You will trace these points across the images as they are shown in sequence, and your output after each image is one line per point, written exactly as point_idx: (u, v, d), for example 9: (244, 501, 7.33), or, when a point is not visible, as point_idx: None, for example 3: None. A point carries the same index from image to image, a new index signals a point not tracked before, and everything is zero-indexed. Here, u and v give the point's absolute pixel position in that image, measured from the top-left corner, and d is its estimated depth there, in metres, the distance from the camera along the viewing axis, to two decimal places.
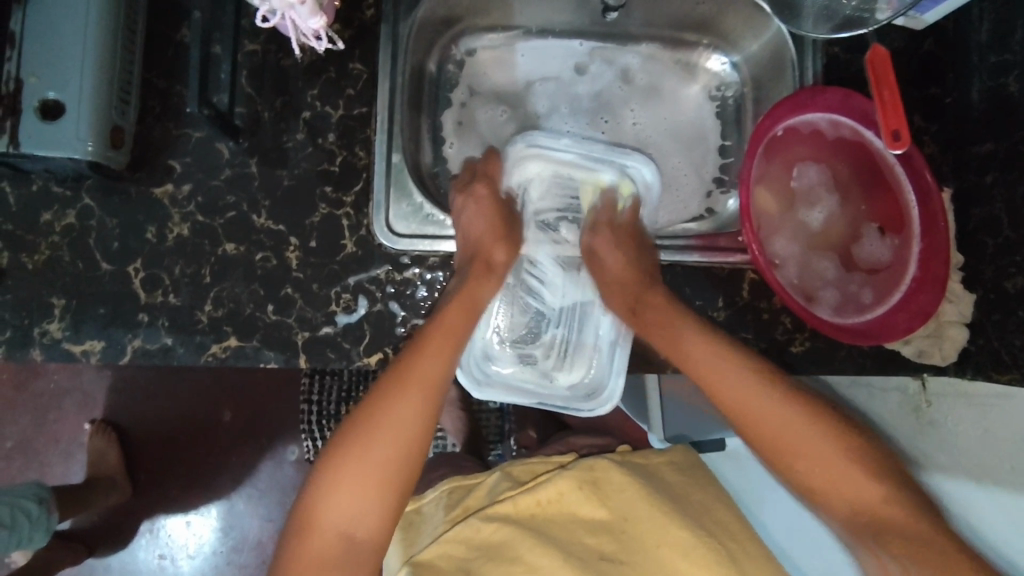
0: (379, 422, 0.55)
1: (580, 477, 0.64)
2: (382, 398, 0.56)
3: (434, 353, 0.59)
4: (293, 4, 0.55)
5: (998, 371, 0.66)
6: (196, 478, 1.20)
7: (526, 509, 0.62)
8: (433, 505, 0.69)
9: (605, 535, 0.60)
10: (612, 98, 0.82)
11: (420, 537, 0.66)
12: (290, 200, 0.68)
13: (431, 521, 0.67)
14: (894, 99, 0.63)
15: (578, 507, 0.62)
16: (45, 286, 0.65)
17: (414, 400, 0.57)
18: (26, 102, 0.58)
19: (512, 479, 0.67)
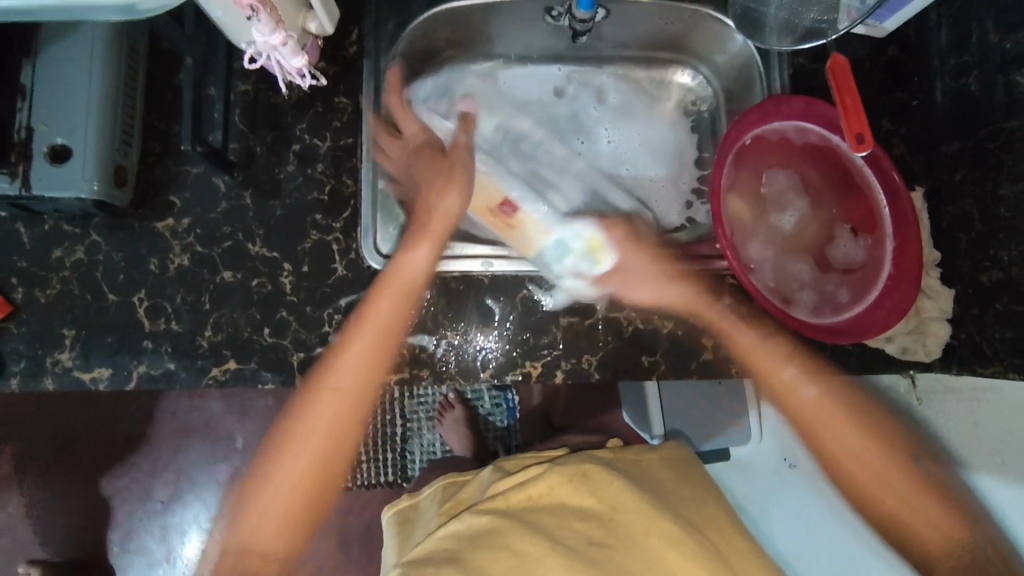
0: (296, 435, 0.68)
1: (570, 472, 0.67)
2: (295, 429, 0.68)
3: (351, 356, 0.66)
4: (276, 46, 0.60)
5: (980, 365, 0.67)
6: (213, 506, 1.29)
7: (517, 502, 0.66)
8: (429, 500, 0.78)
9: (593, 521, 0.64)
10: (589, 117, 0.85)
11: (417, 531, 0.75)
12: (284, 228, 0.71)
13: (427, 513, 0.75)
14: (855, 103, 0.65)
15: (569, 499, 0.66)
16: (56, 318, 0.69)
17: (313, 417, 0.67)
18: (36, 148, 0.63)
19: (502, 472, 0.73)
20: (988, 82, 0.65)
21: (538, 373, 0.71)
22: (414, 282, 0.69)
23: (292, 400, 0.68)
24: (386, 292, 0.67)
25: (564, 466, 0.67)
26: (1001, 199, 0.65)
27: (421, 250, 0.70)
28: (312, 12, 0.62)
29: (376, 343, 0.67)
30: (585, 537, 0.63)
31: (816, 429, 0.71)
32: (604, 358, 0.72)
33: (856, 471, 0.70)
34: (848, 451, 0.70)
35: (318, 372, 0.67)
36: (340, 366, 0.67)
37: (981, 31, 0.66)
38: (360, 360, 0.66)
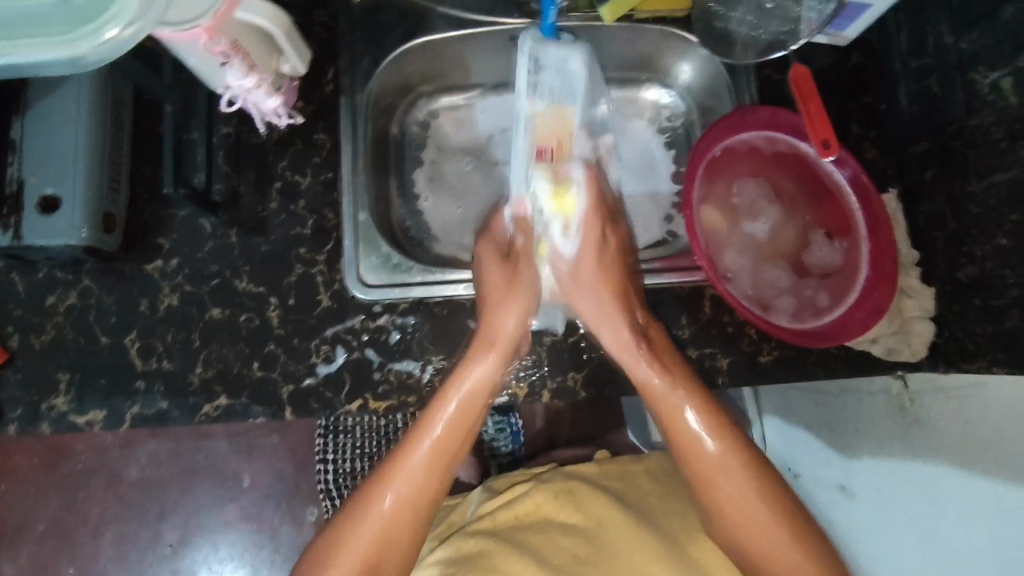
0: (346, 540, 0.62)
1: (555, 489, 0.78)
2: (356, 517, 0.63)
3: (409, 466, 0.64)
4: (251, 89, 0.62)
5: (967, 361, 0.66)
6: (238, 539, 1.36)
7: (505, 521, 0.76)
8: (426, 523, 0.89)
9: (579, 537, 0.73)
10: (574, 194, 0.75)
11: None
12: (268, 264, 0.73)
13: (426, 535, 0.86)
14: (818, 111, 0.67)
15: (554, 513, 0.76)
16: (51, 363, 0.70)
17: (379, 510, 0.63)
18: (27, 200, 0.65)
19: (492, 491, 0.85)
20: (948, 82, 0.66)
21: (525, 394, 0.71)
22: (483, 393, 0.65)
23: (352, 505, 0.64)
24: (447, 407, 0.65)
25: (549, 486, 0.79)
26: (970, 195, 0.65)
27: (512, 313, 0.66)
28: (284, 55, 0.65)
29: (437, 451, 0.64)
30: (573, 556, 0.70)
31: (719, 465, 0.65)
32: (589, 375, 0.72)
33: (736, 519, 0.64)
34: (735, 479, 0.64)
35: (376, 477, 0.64)
36: (386, 487, 0.63)
37: (937, 33, 0.67)
38: (425, 462, 0.64)
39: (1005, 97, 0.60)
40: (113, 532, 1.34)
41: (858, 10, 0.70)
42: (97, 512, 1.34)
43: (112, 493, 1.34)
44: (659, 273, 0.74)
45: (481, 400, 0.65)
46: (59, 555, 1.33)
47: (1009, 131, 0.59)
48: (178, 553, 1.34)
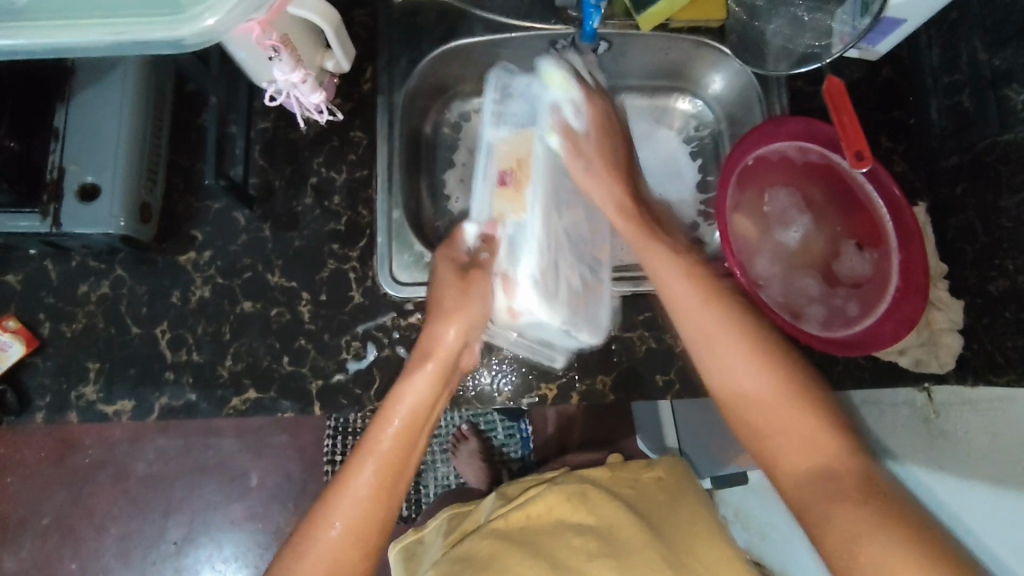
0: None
1: (567, 492, 0.78)
2: (297, 555, 0.55)
3: (356, 489, 0.56)
4: (296, 84, 0.63)
5: (996, 374, 0.67)
6: (241, 540, 1.35)
7: (517, 522, 0.76)
8: (433, 532, 0.87)
9: (592, 538, 0.73)
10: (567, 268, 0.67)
11: (421, 562, 0.84)
12: (301, 259, 0.73)
13: (433, 540, 0.85)
14: (853, 124, 0.68)
15: (567, 515, 0.76)
16: (80, 351, 0.70)
17: (324, 547, 0.55)
18: (67, 187, 0.66)
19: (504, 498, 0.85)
20: (981, 98, 0.67)
21: (554, 396, 0.71)
22: (423, 415, 0.59)
23: (291, 539, 0.56)
24: (393, 425, 0.58)
25: (562, 488, 0.78)
26: (1002, 209, 0.66)
27: (454, 328, 0.61)
28: (329, 52, 0.65)
29: (381, 476, 0.57)
30: (585, 551, 0.71)
31: (764, 420, 0.56)
32: (618, 378, 0.72)
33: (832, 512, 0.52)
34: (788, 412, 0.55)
35: (316, 512, 0.56)
36: (337, 511, 0.55)
37: (971, 50, 0.68)
38: (370, 488, 0.56)
39: None
40: (118, 528, 1.33)
41: (891, 26, 0.71)
42: (103, 508, 1.33)
43: (119, 488, 1.33)
44: None
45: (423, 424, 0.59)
46: (63, 550, 1.32)
47: None
48: (182, 551, 1.33)
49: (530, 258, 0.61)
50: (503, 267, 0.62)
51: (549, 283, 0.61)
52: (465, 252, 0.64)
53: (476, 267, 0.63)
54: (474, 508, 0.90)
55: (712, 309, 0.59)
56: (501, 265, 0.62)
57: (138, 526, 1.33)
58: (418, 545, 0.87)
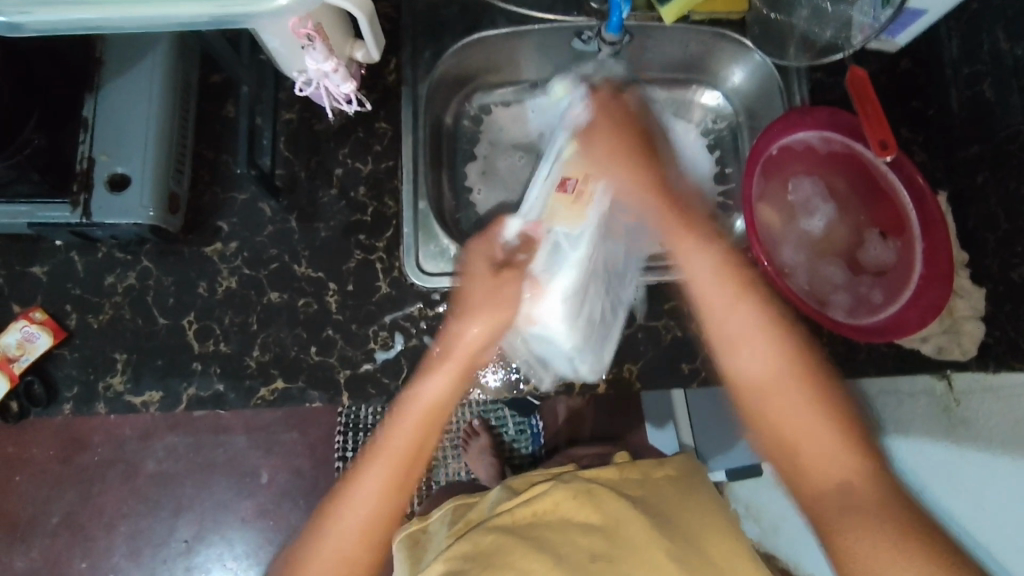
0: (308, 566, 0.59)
1: (575, 489, 0.77)
2: (313, 540, 0.60)
3: (368, 483, 0.59)
4: (327, 73, 0.63)
5: (1019, 360, 0.67)
6: (252, 537, 1.35)
7: (524, 519, 0.77)
8: (437, 523, 0.88)
9: (596, 534, 0.73)
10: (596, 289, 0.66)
11: (425, 553, 0.85)
12: (327, 249, 0.74)
13: (439, 533, 0.86)
14: (878, 113, 0.69)
15: (572, 512, 0.76)
16: (107, 342, 0.70)
17: (334, 533, 0.59)
18: (97, 176, 0.66)
19: (511, 489, 0.85)
20: (1003, 87, 0.68)
21: (580, 387, 0.71)
22: (434, 410, 0.61)
23: (310, 524, 0.61)
24: (405, 421, 0.60)
25: (569, 485, 0.78)
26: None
27: (475, 325, 0.62)
28: (359, 42, 0.65)
29: (388, 482, 0.60)
30: (589, 552, 0.71)
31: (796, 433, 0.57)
32: (644, 366, 0.73)
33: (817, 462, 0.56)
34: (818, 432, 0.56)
35: (332, 498, 0.61)
36: (354, 504, 0.59)
37: (994, 40, 0.69)
38: (377, 486, 0.59)
39: None
40: (128, 526, 1.32)
41: (914, 16, 0.72)
42: (112, 507, 1.32)
43: (129, 487, 1.33)
44: None
45: (435, 425, 0.61)
46: (73, 549, 1.31)
47: None
48: (192, 549, 1.34)
49: (565, 276, 0.63)
50: (538, 272, 0.63)
51: (581, 307, 0.64)
52: (501, 250, 0.65)
53: (511, 265, 0.64)
54: (478, 499, 0.90)
55: (746, 299, 0.60)
56: (540, 269, 0.63)
57: (149, 524, 1.33)
58: (425, 538, 0.88)
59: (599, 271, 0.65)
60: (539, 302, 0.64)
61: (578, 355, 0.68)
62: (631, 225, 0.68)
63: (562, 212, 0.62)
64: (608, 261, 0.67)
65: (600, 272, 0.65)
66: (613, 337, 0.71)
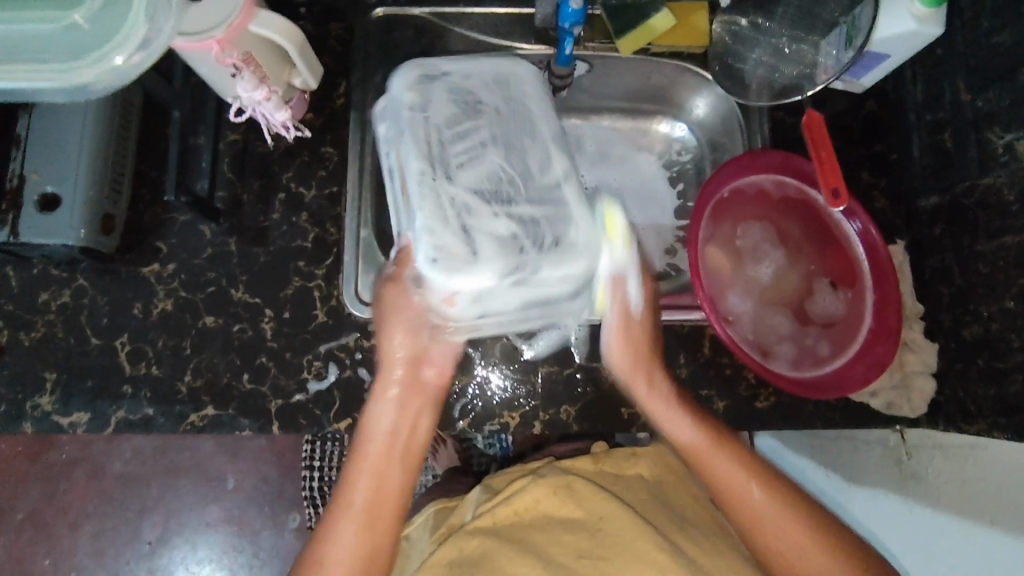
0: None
1: (554, 484, 0.76)
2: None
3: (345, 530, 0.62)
4: (260, 101, 0.62)
5: (967, 422, 0.65)
6: (214, 542, 1.34)
7: (505, 518, 0.74)
8: (421, 528, 0.87)
9: (581, 533, 0.71)
10: (496, 220, 0.58)
11: (410, 561, 0.84)
12: (266, 274, 0.72)
13: (421, 536, 0.85)
14: (831, 158, 0.67)
15: (554, 510, 0.74)
16: (38, 361, 0.70)
17: None
18: (27, 195, 0.65)
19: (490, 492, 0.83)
20: (961, 138, 0.65)
21: (517, 425, 0.70)
22: (394, 433, 0.64)
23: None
24: (363, 457, 0.64)
25: (548, 481, 0.76)
26: (978, 254, 0.64)
27: (399, 344, 0.63)
28: (296, 68, 0.64)
29: (362, 525, 0.63)
30: (576, 551, 0.69)
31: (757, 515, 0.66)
32: (582, 410, 0.71)
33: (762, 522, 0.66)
34: (774, 524, 0.66)
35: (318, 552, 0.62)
36: (337, 539, 0.62)
37: (955, 89, 0.66)
38: (352, 525, 0.62)
39: (1020, 159, 0.58)
40: (91, 527, 1.32)
41: (876, 60, 0.69)
42: (77, 506, 1.32)
43: (94, 487, 1.33)
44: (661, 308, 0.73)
45: (410, 449, 0.65)
46: (36, 546, 1.31)
47: (1022, 194, 0.58)
48: (156, 552, 1.33)
49: (421, 243, 0.56)
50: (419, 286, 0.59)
51: (466, 248, 0.56)
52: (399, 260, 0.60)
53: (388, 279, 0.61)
54: (459, 502, 0.89)
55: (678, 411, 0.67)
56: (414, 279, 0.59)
57: (111, 525, 1.32)
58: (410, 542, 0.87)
59: (452, 211, 0.57)
60: (449, 286, 0.56)
61: (519, 274, 0.57)
62: (454, 145, 0.60)
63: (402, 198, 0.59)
64: (453, 192, 0.57)
65: (465, 208, 0.57)
66: (569, 238, 0.59)
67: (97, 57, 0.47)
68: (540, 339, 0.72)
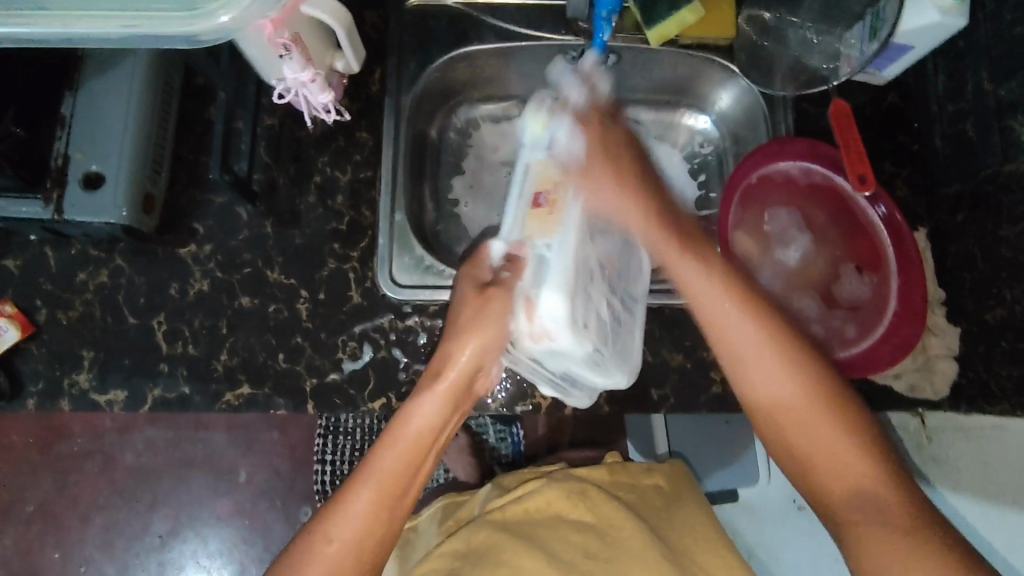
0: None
1: (569, 489, 0.77)
2: (298, 566, 0.56)
3: (359, 503, 0.57)
4: (305, 83, 0.64)
5: (989, 403, 0.66)
6: (225, 536, 1.33)
7: (514, 515, 0.75)
8: (428, 521, 0.88)
9: (590, 533, 0.73)
10: (594, 287, 0.64)
11: (415, 551, 0.85)
12: (303, 255, 0.73)
13: (429, 531, 0.86)
14: (858, 146, 0.69)
15: (565, 511, 0.75)
16: (75, 339, 0.70)
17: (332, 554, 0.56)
18: (72, 174, 0.66)
19: (500, 489, 0.84)
20: (984, 127, 0.67)
21: (549, 405, 0.71)
22: (432, 430, 0.60)
23: (292, 549, 0.58)
24: (396, 442, 0.59)
25: (563, 485, 0.77)
26: (1002, 239, 0.66)
27: (467, 347, 0.60)
28: (339, 52, 0.66)
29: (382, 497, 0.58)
30: (581, 549, 0.71)
31: (821, 464, 0.58)
32: (613, 391, 0.72)
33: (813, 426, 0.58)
34: (831, 439, 0.57)
35: (322, 521, 0.58)
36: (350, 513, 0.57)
37: (977, 79, 0.68)
38: (368, 503, 0.57)
39: None
40: (102, 519, 1.32)
41: (900, 51, 0.71)
42: (89, 497, 1.32)
43: (106, 478, 1.32)
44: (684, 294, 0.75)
45: (435, 436, 0.60)
46: (47, 538, 1.31)
47: None
48: (167, 544, 1.32)
49: (552, 291, 0.60)
50: (525, 289, 0.61)
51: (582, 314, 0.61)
52: (488, 271, 0.63)
53: (496, 285, 0.62)
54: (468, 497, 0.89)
55: (745, 313, 0.61)
56: (524, 288, 0.61)
57: (122, 517, 1.32)
58: (415, 534, 0.87)
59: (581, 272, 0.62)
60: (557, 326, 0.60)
61: (593, 357, 0.63)
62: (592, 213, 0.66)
63: (528, 234, 0.64)
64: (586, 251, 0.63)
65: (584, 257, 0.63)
66: (626, 342, 0.67)
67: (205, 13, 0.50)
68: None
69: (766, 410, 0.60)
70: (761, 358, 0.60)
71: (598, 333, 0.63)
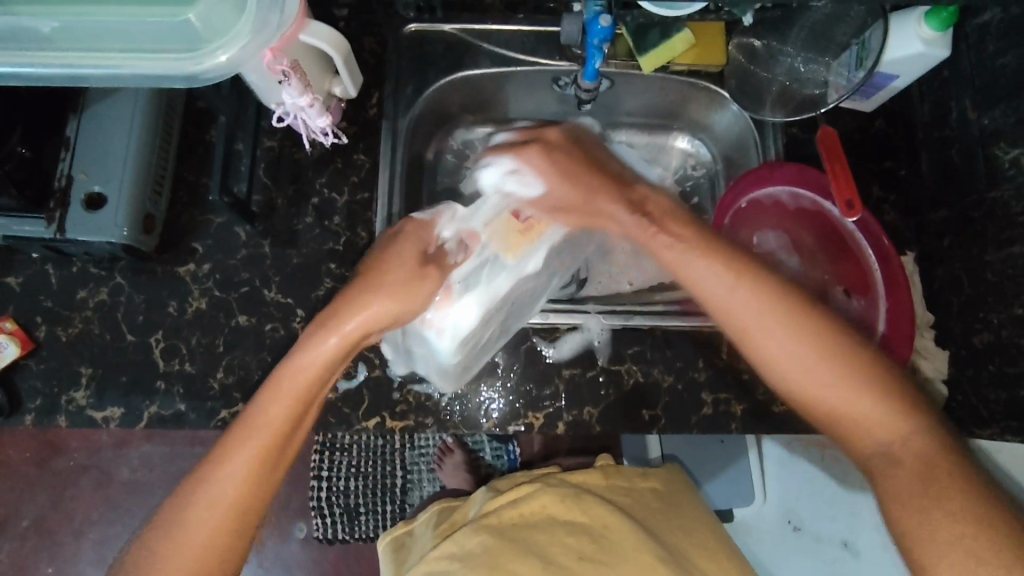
0: (158, 561, 0.54)
1: (562, 492, 0.76)
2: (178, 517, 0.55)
3: (240, 456, 0.56)
4: (303, 107, 0.65)
5: (978, 427, 0.67)
6: None
7: (509, 519, 0.75)
8: (424, 527, 0.88)
9: (584, 536, 0.72)
10: (489, 309, 0.67)
11: (408, 555, 0.85)
12: (300, 274, 0.75)
13: (424, 535, 0.85)
14: (846, 171, 0.70)
15: (560, 514, 0.74)
16: (74, 356, 0.71)
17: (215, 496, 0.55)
18: (74, 195, 0.68)
19: (494, 492, 0.84)
20: (968, 154, 0.69)
21: (541, 423, 0.72)
22: (318, 378, 0.58)
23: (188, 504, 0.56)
24: (279, 394, 0.57)
25: (555, 488, 0.77)
26: (988, 264, 0.67)
27: (370, 310, 0.59)
28: (337, 78, 0.68)
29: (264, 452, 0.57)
30: (578, 552, 0.70)
31: (840, 413, 0.57)
32: (606, 410, 0.73)
33: (830, 389, 0.56)
34: (852, 398, 0.56)
35: (199, 474, 0.56)
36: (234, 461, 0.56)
37: (961, 108, 0.70)
38: (250, 459, 0.56)
39: None
40: (96, 534, 1.31)
41: (885, 80, 0.73)
42: (84, 512, 1.32)
43: (101, 493, 1.32)
44: (675, 315, 0.76)
45: (317, 389, 0.58)
46: (41, 554, 1.30)
47: None
48: None
49: (474, 296, 0.66)
50: (455, 278, 0.66)
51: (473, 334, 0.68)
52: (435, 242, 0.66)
53: (435, 262, 0.64)
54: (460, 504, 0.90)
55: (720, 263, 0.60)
56: (457, 277, 0.66)
57: (117, 533, 1.32)
58: (411, 541, 0.87)
59: (497, 306, 0.68)
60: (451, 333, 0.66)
61: (457, 367, 0.69)
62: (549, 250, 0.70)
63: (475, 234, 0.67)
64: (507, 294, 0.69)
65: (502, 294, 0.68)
66: (474, 369, 0.72)
67: (206, 53, 0.52)
68: (563, 343, 0.75)
69: (769, 367, 0.59)
70: (754, 316, 0.58)
71: (467, 363, 0.70)
